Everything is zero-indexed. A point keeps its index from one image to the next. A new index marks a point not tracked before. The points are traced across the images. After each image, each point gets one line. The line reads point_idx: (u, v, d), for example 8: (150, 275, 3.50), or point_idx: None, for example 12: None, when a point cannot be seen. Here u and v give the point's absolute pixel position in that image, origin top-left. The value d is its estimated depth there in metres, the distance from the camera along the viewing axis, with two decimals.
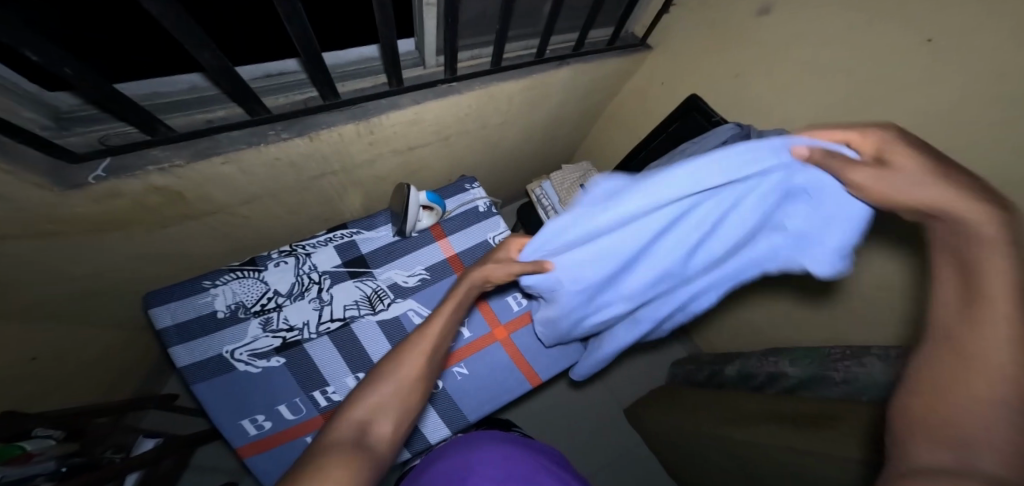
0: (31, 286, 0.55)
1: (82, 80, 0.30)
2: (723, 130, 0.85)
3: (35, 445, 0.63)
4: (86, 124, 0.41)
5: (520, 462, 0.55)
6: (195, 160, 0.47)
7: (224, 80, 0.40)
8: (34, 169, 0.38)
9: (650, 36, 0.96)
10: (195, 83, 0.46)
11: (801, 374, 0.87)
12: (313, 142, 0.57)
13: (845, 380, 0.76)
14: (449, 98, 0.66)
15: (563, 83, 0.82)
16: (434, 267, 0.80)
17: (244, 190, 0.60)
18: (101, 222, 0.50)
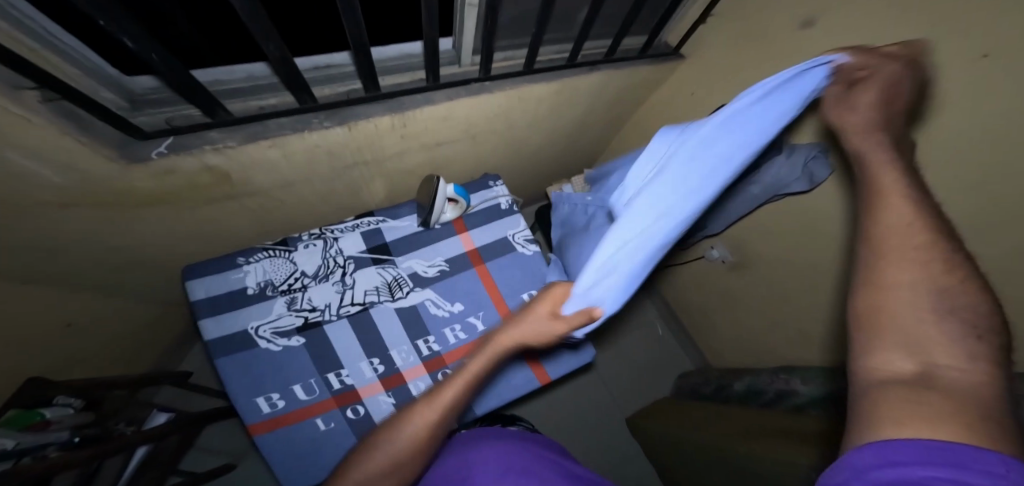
0: (82, 252, 0.59)
1: (161, 64, 0.33)
2: None
3: (56, 412, 0.66)
4: (157, 106, 0.45)
5: (517, 454, 0.57)
6: (247, 142, 0.49)
7: (280, 70, 0.42)
8: (106, 142, 0.41)
9: (683, 46, 0.96)
10: (256, 71, 0.49)
11: (813, 393, 0.87)
12: (351, 131, 0.59)
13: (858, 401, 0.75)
14: (481, 96, 0.68)
15: (591, 88, 0.84)
16: (454, 259, 0.82)
17: (283, 174, 0.63)
18: (153, 196, 0.53)
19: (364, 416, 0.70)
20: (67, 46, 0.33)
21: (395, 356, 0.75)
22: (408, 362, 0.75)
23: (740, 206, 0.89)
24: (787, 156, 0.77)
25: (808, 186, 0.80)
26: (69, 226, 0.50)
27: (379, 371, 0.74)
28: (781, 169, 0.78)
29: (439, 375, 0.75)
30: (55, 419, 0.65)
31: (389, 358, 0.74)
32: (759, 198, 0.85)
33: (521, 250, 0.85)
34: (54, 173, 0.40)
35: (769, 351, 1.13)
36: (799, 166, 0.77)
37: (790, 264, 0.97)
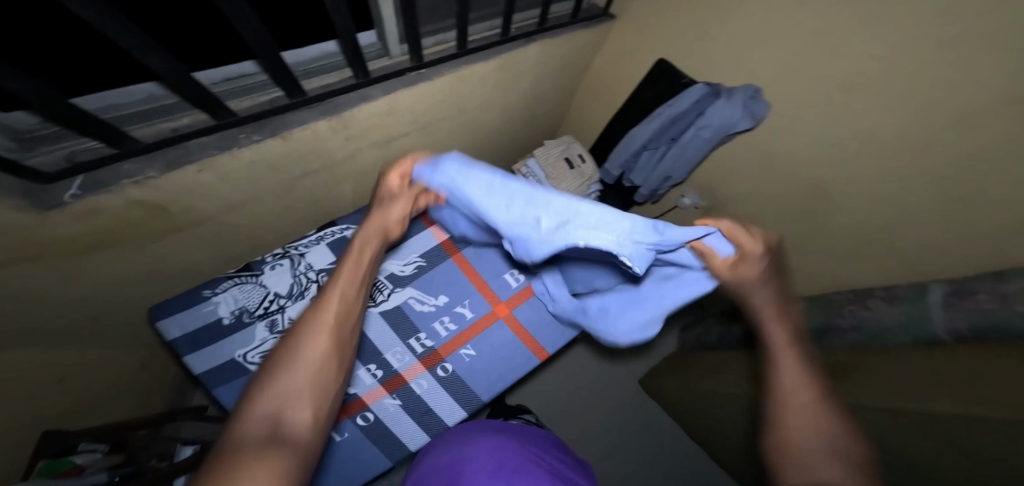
0: (41, 314, 0.57)
1: (32, 93, 0.30)
2: (694, 90, 0.87)
3: (84, 458, 0.66)
4: (48, 142, 0.42)
5: (510, 453, 0.55)
6: (170, 169, 0.49)
7: (180, 85, 0.39)
8: (11, 192, 0.39)
9: (611, 6, 0.95)
10: (154, 93, 0.45)
11: (808, 324, 0.87)
12: (287, 141, 0.58)
13: (852, 327, 0.75)
14: (419, 85, 0.66)
15: (536, 60, 0.82)
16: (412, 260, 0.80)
17: (228, 198, 0.61)
18: (92, 243, 0.51)
19: (375, 421, 0.72)
20: None
21: (391, 359, 0.74)
22: (405, 362, 0.75)
23: (694, 150, 0.92)
24: (727, 98, 0.82)
25: (751, 124, 0.82)
26: (16, 291, 0.49)
27: (378, 376, 0.73)
28: (724, 111, 0.82)
29: (438, 369, 0.75)
30: (87, 464, 0.64)
31: (385, 362, 0.74)
32: (711, 140, 0.88)
33: None
34: None
35: None
36: (738, 105, 0.82)
37: (767, 203, 0.97)
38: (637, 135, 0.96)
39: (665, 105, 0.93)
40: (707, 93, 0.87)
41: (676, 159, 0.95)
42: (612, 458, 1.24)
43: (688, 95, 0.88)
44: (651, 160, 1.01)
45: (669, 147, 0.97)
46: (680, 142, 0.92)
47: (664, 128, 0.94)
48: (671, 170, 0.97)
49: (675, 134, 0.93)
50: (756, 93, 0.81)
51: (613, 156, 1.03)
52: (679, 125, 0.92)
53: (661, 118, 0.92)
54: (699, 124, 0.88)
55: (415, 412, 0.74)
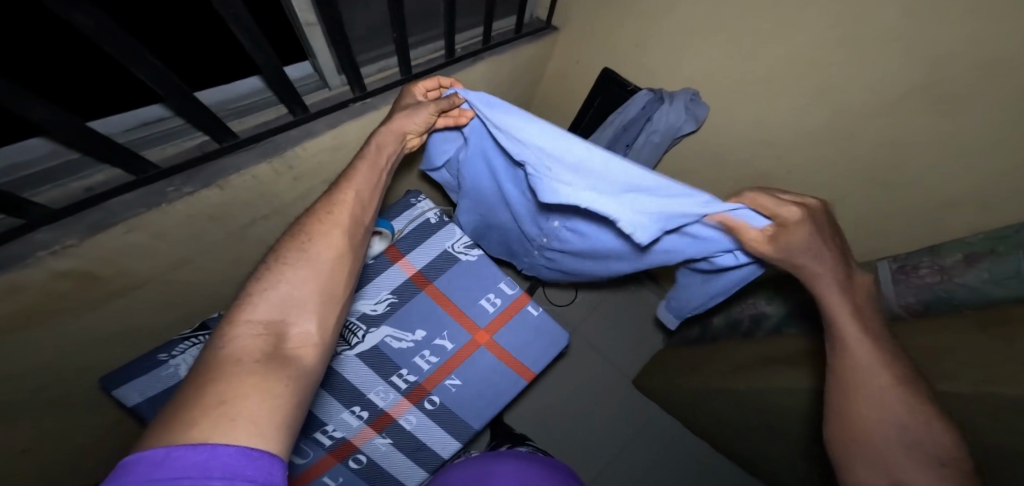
0: None
1: None
2: (638, 97, 0.84)
3: None
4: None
5: (532, 474, 0.57)
6: (92, 234, 0.45)
7: (83, 144, 0.37)
8: None
9: (553, 18, 0.95)
10: (54, 149, 0.42)
11: (779, 311, 0.91)
12: (225, 190, 0.55)
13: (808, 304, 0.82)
14: (367, 115, 0.64)
15: (487, 77, 0.81)
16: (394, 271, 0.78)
17: (170, 255, 0.58)
18: (12, 326, 0.46)
19: (368, 462, 0.69)
20: None
21: (375, 399, 0.72)
22: (389, 400, 0.72)
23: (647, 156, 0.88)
24: (670, 104, 0.80)
25: (696, 126, 0.83)
26: None
27: (364, 416, 0.70)
28: (670, 116, 0.81)
29: (426, 403, 0.73)
30: None
31: (369, 403, 0.71)
32: (661, 144, 0.85)
33: (465, 258, 0.81)
34: None
35: None
36: (681, 110, 0.80)
37: None
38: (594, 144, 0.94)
39: (614, 114, 0.87)
40: (653, 99, 0.83)
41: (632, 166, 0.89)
42: (614, 465, 1.23)
43: (633, 103, 0.85)
44: None
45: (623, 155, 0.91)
46: (634, 149, 0.86)
47: (617, 137, 0.88)
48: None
49: (629, 141, 0.88)
50: (695, 93, 0.81)
51: None
52: (632, 133, 0.86)
53: (613, 126, 0.88)
54: (649, 130, 0.83)
55: (408, 449, 0.71)
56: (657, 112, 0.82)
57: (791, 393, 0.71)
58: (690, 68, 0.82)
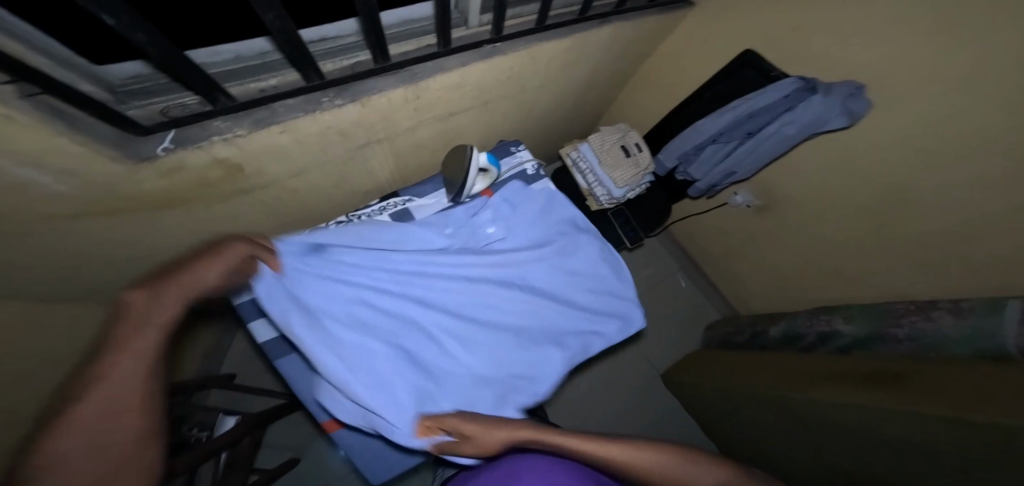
0: (96, 264, 0.57)
1: (151, 46, 0.31)
2: (783, 84, 0.86)
3: None
4: (143, 96, 0.42)
5: None
6: (257, 129, 0.48)
7: (285, 45, 0.40)
8: (106, 140, 0.39)
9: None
10: (264, 46, 0.47)
11: (858, 332, 0.92)
12: (363, 108, 0.56)
13: (910, 337, 0.82)
14: (494, 59, 0.65)
15: (601, 43, 0.80)
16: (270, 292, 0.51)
17: (297, 162, 0.60)
18: (175, 199, 0.53)
19: None
20: (26, 31, 0.30)
21: None
22: None
23: (774, 146, 0.90)
24: (825, 94, 0.79)
25: (847, 122, 0.79)
26: (73, 233, 0.49)
27: None
28: (819, 107, 0.80)
29: None
30: None
31: None
32: (794, 137, 0.87)
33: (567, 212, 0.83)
34: (42, 173, 0.38)
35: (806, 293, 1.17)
36: (836, 104, 0.79)
37: (825, 209, 1.01)
38: (704, 127, 0.97)
39: (745, 98, 0.92)
40: (801, 87, 0.84)
41: (747, 153, 0.94)
42: None
43: (774, 90, 0.87)
44: (715, 155, 1.00)
45: (741, 142, 0.95)
46: (758, 136, 0.91)
47: (741, 121, 0.92)
48: (737, 165, 0.97)
49: (753, 128, 0.92)
50: (858, 87, 0.77)
51: (671, 147, 1.03)
52: (760, 120, 0.91)
53: (737, 111, 0.93)
54: (786, 119, 0.86)
55: None
56: (803, 102, 0.83)
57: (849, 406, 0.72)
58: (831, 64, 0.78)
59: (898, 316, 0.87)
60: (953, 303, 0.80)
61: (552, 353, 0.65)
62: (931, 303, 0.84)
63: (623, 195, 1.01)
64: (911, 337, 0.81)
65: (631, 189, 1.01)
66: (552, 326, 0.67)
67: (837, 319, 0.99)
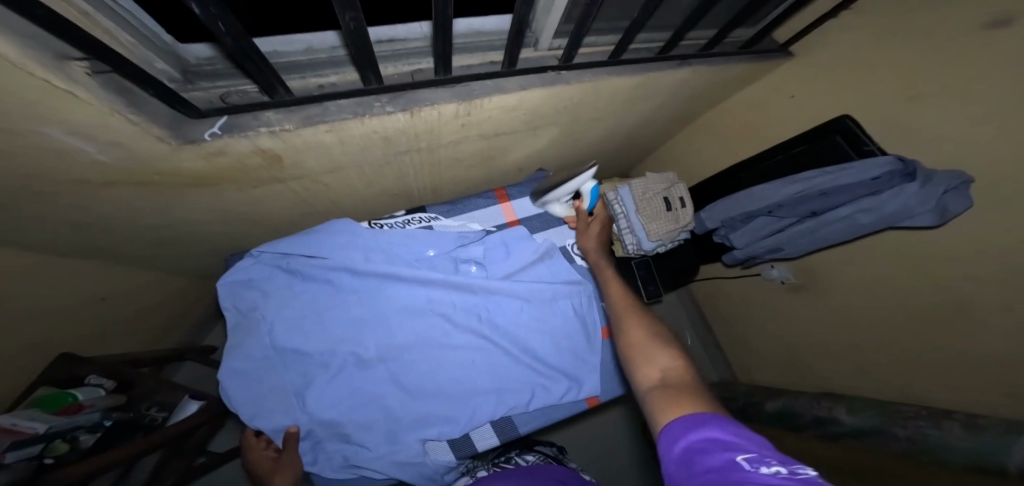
0: (118, 222, 0.55)
1: (230, 36, 0.28)
2: (877, 163, 0.76)
3: (88, 394, 0.65)
4: (212, 79, 0.40)
5: None
6: (305, 125, 0.44)
7: (352, 45, 0.36)
8: (157, 119, 0.36)
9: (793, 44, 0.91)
10: (332, 42, 0.45)
11: (858, 424, 0.81)
12: (412, 118, 0.52)
13: (910, 438, 0.70)
14: (556, 87, 0.61)
15: (672, 84, 0.75)
16: (237, 305, 0.64)
17: (331, 161, 0.57)
18: (209, 179, 0.50)
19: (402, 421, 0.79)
20: (123, 10, 0.31)
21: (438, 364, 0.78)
22: None
23: (833, 232, 0.83)
24: (922, 185, 0.70)
25: (937, 222, 0.70)
26: (102, 196, 0.47)
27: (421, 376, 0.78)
28: (908, 199, 0.71)
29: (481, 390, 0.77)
30: (89, 403, 0.64)
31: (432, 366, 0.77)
32: (867, 226, 0.78)
33: (579, 262, 0.81)
34: (87, 143, 0.35)
35: (828, 382, 1.08)
36: (931, 199, 0.69)
37: (866, 305, 0.94)
38: (761, 194, 0.92)
39: (824, 171, 0.84)
40: (897, 172, 0.75)
41: (804, 234, 0.87)
42: None
43: (861, 168, 0.78)
44: (763, 228, 0.94)
45: (800, 219, 0.88)
46: (821, 218, 0.84)
47: (807, 198, 0.85)
48: (787, 243, 0.91)
49: (818, 209, 0.84)
50: (965, 182, 0.68)
51: (715, 208, 1.01)
52: (828, 201, 0.83)
53: (809, 184, 0.85)
54: (863, 204, 0.77)
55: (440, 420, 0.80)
56: (891, 189, 0.74)
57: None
58: None
59: (906, 419, 0.75)
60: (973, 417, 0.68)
61: (487, 402, 0.68)
62: (948, 414, 0.71)
63: (653, 249, 0.96)
64: (911, 437, 0.70)
65: (663, 244, 0.97)
66: (499, 378, 0.69)
67: (839, 408, 0.88)
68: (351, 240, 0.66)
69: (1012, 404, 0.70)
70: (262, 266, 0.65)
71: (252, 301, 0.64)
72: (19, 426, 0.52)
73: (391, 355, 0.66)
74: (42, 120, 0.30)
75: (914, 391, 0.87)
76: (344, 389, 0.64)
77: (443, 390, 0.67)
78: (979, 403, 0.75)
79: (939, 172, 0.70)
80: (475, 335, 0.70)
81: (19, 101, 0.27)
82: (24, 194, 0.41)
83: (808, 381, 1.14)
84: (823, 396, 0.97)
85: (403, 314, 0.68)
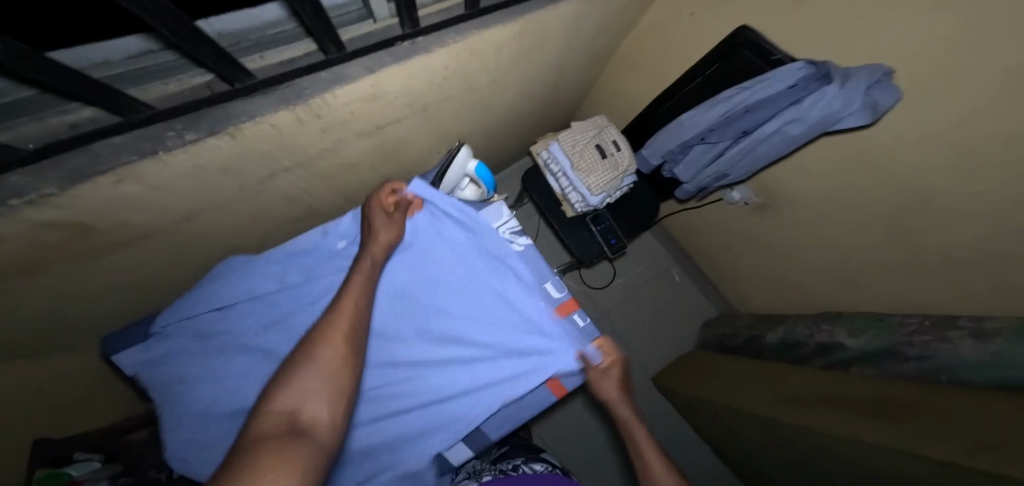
0: None
1: None
2: (790, 70, 0.69)
3: (82, 469, 0.62)
4: None
5: None
6: (74, 184, 0.35)
7: (67, 88, 0.26)
8: None
9: None
10: None
11: (863, 347, 0.79)
12: (237, 140, 0.43)
13: (917, 358, 0.69)
14: (415, 60, 0.51)
15: (558, 24, 0.66)
16: (156, 383, 0.59)
17: (175, 207, 0.49)
18: (8, 275, 0.41)
19: None
20: None
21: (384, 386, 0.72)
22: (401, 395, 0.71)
23: (771, 147, 0.76)
24: (841, 85, 0.63)
25: (868, 118, 0.63)
26: None
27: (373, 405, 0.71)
28: (830, 103, 0.64)
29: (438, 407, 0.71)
30: (85, 476, 0.61)
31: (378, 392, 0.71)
32: (801, 137, 0.72)
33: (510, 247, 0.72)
34: None
35: (813, 296, 1.05)
36: (857, 96, 0.62)
37: (839, 214, 0.87)
38: (688, 124, 0.83)
39: (741, 87, 0.76)
40: (811, 77, 0.68)
41: (742, 156, 0.81)
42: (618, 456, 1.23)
43: (778, 78, 0.70)
44: (702, 156, 0.87)
45: (734, 141, 0.82)
46: (753, 137, 0.77)
47: (735, 118, 0.77)
48: (729, 169, 0.85)
49: (747, 126, 0.78)
50: (887, 73, 0.60)
51: (655, 142, 0.90)
52: (756, 116, 0.76)
53: (732, 103, 0.77)
54: (789, 115, 0.71)
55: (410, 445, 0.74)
56: (812, 95, 0.67)
57: (839, 441, 0.60)
58: (886, 38, 0.61)
59: (910, 335, 0.73)
60: (977, 322, 0.64)
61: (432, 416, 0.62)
62: (953, 321, 0.68)
63: (601, 202, 0.88)
64: (922, 355, 0.68)
65: (609, 195, 0.87)
66: (441, 388, 0.63)
67: (839, 330, 0.86)
68: (237, 278, 0.61)
69: (1007, 290, 0.65)
70: (165, 341, 0.60)
71: (172, 374, 0.59)
72: None
73: None
74: None
75: (906, 291, 0.83)
76: None
77: (381, 413, 0.61)
78: (971, 293, 0.70)
79: (856, 68, 0.63)
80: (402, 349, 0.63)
81: None
82: None
83: (799, 298, 1.10)
84: (822, 318, 0.95)
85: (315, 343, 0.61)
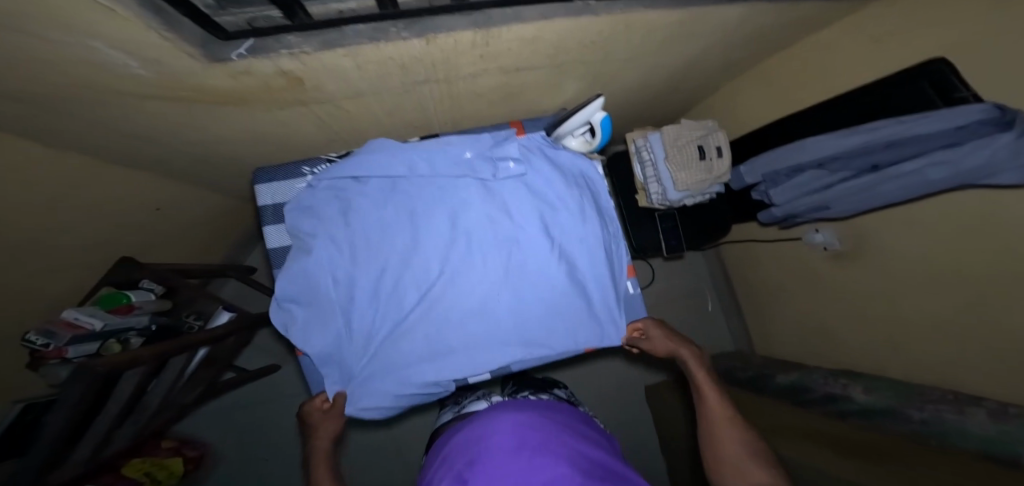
0: (158, 134, 0.62)
1: None
2: (960, 110, 0.64)
3: (139, 297, 0.80)
4: (238, 3, 0.41)
5: (535, 429, 0.55)
6: (324, 49, 0.45)
7: None
8: (190, 37, 0.39)
9: None
10: None
11: (873, 404, 0.83)
12: (429, 45, 0.51)
13: (923, 421, 0.72)
14: (582, 18, 0.56)
15: (719, 22, 0.69)
16: (294, 225, 0.72)
17: (357, 88, 0.59)
18: (227, 100, 0.53)
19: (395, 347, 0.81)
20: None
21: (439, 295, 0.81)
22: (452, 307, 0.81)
23: (897, 188, 0.73)
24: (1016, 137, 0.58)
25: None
26: (146, 111, 0.53)
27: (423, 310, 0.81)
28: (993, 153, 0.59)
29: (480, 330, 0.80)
30: (138, 305, 0.79)
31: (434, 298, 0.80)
32: (936, 184, 0.68)
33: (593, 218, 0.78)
34: (140, 65, 0.41)
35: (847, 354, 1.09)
36: None
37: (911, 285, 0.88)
38: (813, 147, 0.84)
39: (895, 120, 0.72)
40: (989, 121, 0.61)
41: (859, 191, 0.79)
42: None
43: (941, 117, 0.66)
44: (813, 181, 0.87)
45: (858, 174, 0.80)
46: (882, 172, 0.74)
47: (871, 149, 0.76)
48: (836, 201, 0.84)
49: (881, 161, 0.75)
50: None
51: (759, 162, 0.98)
52: (897, 152, 0.73)
53: (875, 135, 0.75)
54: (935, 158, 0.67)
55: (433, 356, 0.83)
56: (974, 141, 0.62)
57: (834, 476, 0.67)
58: None
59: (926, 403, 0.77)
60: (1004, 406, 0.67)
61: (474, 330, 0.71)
62: (974, 401, 0.72)
63: (679, 200, 0.92)
64: (927, 421, 0.72)
65: (691, 195, 0.91)
66: (492, 310, 0.71)
67: (856, 387, 0.91)
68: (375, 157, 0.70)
69: None
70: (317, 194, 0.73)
71: (305, 226, 0.71)
72: (79, 320, 0.67)
73: (388, 275, 0.70)
74: (90, 37, 0.33)
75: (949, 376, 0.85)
76: (346, 295, 0.71)
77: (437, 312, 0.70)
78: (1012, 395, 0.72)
79: None
80: (474, 268, 0.71)
81: (83, 20, 0.30)
82: (83, 102, 0.47)
83: (837, 355, 1.12)
84: (842, 375, 1.00)
85: (410, 234, 0.71)
